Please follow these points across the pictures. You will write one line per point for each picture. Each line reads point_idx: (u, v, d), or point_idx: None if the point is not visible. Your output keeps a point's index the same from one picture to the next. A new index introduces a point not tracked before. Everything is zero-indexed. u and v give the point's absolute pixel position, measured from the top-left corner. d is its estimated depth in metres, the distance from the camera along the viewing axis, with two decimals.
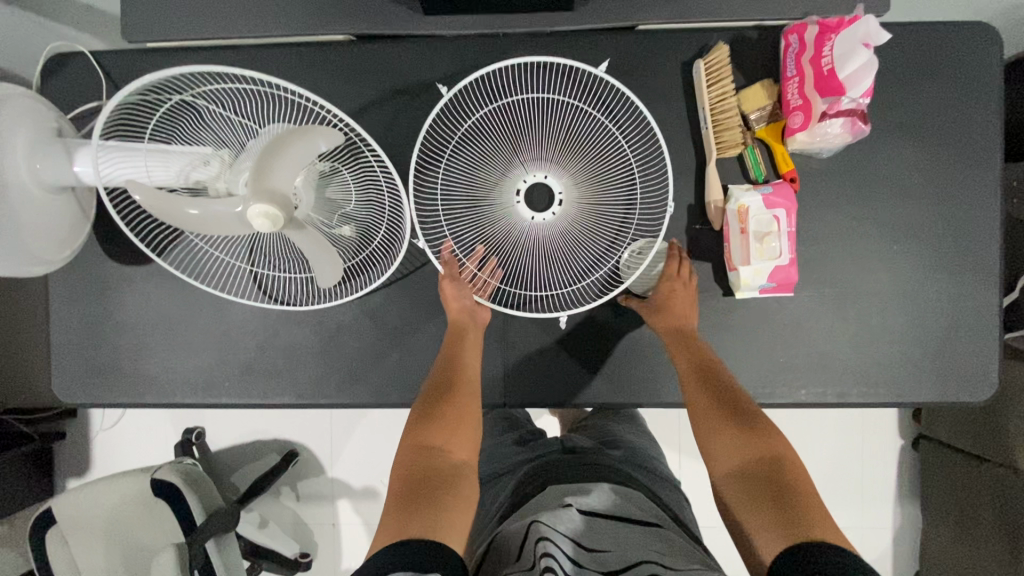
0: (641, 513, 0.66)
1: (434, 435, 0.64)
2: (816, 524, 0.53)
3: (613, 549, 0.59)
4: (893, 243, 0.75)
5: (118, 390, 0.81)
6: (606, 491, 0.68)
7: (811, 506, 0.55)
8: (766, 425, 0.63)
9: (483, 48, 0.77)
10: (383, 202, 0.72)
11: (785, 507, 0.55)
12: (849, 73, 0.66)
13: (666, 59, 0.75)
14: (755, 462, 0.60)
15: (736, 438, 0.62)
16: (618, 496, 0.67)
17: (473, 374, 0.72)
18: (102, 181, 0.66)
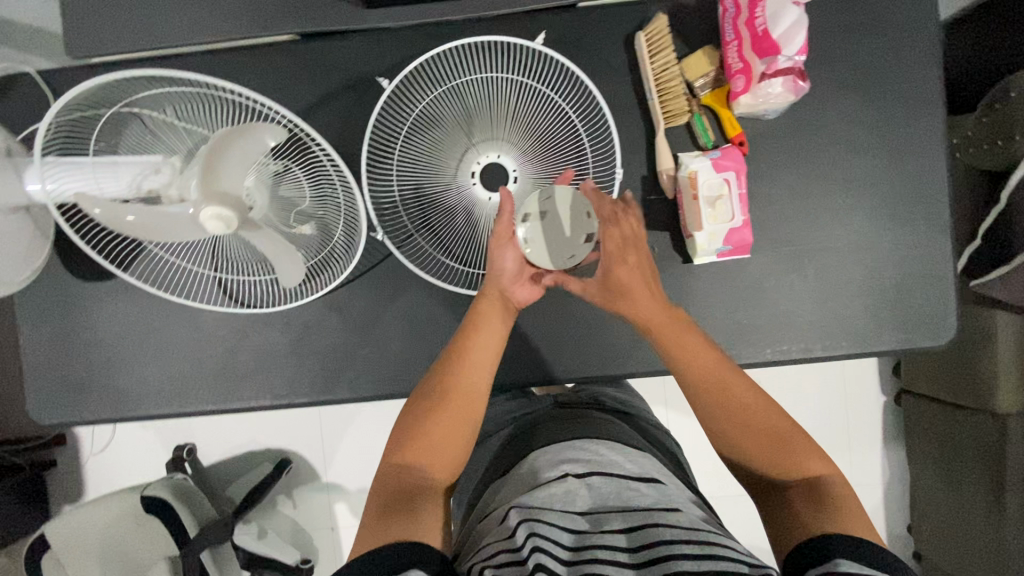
0: (627, 468, 0.68)
1: (423, 439, 0.70)
2: (848, 521, 0.57)
3: (615, 509, 0.62)
4: (846, 197, 0.77)
5: (93, 408, 0.81)
6: (591, 448, 0.71)
7: (842, 504, 0.59)
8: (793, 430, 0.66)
9: (428, 37, 0.78)
10: (339, 200, 0.72)
11: (819, 508, 0.59)
12: (782, 31, 0.68)
13: (608, 34, 0.76)
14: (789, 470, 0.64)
15: (767, 451, 0.65)
16: (603, 453, 0.70)
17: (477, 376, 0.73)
18: (53, 198, 0.66)
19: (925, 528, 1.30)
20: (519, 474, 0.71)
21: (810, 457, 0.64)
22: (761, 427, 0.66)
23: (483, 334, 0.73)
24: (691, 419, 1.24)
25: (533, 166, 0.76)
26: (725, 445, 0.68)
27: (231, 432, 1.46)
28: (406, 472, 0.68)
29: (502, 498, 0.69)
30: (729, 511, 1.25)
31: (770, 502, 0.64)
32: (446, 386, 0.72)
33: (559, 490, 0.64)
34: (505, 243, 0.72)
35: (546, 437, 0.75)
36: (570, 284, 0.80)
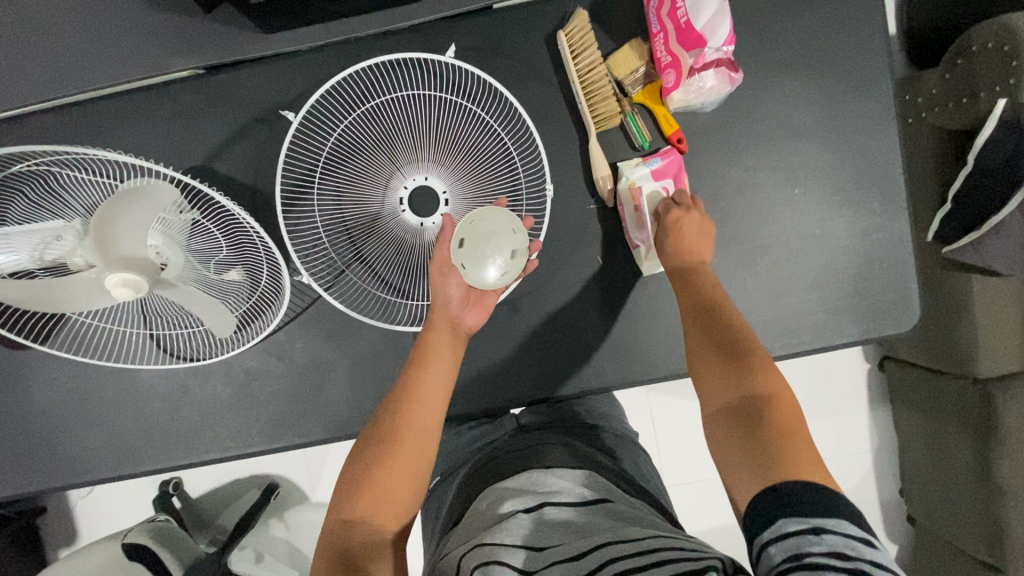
0: (580, 493, 0.62)
1: (373, 489, 0.60)
2: (797, 464, 0.50)
3: (561, 542, 0.55)
4: (794, 187, 0.73)
5: (40, 477, 0.79)
6: (542, 477, 0.65)
7: (793, 441, 0.52)
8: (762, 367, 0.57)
9: (337, 57, 0.73)
10: (257, 246, 0.68)
11: (766, 443, 0.52)
12: (705, 23, 0.63)
13: (527, 36, 0.71)
14: (745, 400, 0.55)
15: (724, 372, 0.58)
16: (552, 480, 0.64)
17: (435, 399, 0.66)
18: None
19: (915, 494, 1.29)
20: (483, 508, 0.63)
21: (770, 381, 0.56)
22: (728, 346, 0.59)
23: (436, 363, 0.67)
24: (670, 409, 1.22)
25: (461, 184, 0.71)
26: (695, 361, 0.61)
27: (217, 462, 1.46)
28: (350, 534, 0.58)
29: (453, 541, 0.61)
30: (717, 498, 1.23)
31: (715, 425, 0.56)
32: (398, 423, 0.63)
33: (516, 523, 0.58)
34: (448, 272, 0.67)
35: (501, 470, 0.69)
36: (516, 303, 0.77)
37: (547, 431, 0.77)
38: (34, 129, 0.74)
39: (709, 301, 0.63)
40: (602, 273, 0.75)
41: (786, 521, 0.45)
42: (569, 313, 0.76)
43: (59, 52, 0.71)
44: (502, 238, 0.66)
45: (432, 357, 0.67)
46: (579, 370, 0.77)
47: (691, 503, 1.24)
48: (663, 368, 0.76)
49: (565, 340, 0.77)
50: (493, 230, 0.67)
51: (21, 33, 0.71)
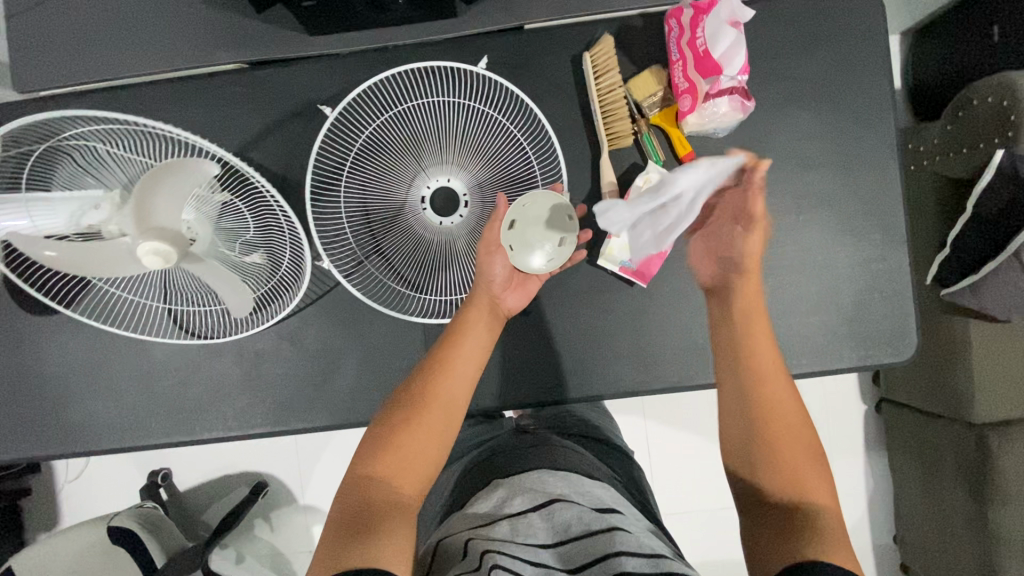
0: (593, 496, 0.63)
1: (398, 447, 0.62)
2: (838, 553, 0.50)
3: (580, 540, 0.56)
4: (799, 213, 0.76)
5: (42, 443, 0.80)
6: (554, 477, 0.66)
7: (832, 535, 0.53)
8: (801, 455, 0.60)
9: (373, 62, 0.77)
10: (283, 229, 0.72)
11: (808, 533, 0.53)
12: (722, 52, 0.67)
13: (554, 56, 0.76)
14: (787, 488, 0.58)
15: (768, 454, 0.60)
16: (565, 481, 0.66)
17: (468, 373, 0.68)
18: None
19: (908, 540, 1.27)
20: (494, 499, 0.65)
21: (815, 485, 0.58)
22: (774, 430, 0.61)
23: (471, 341, 0.69)
24: (667, 433, 1.22)
25: (482, 186, 0.75)
26: (733, 431, 0.63)
27: (208, 456, 1.45)
28: (373, 487, 0.60)
29: (457, 524, 0.64)
30: (709, 528, 1.22)
31: (754, 509, 0.59)
32: (428, 390, 0.66)
33: (526, 519, 0.60)
34: (495, 251, 0.70)
35: (508, 467, 0.71)
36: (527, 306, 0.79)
37: (547, 435, 0.79)
38: (84, 107, 0.79)
39: (762, 373, 0.63)
40: (611, 282, 0.78)
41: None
42: (576, 318, 0.78)
43: (117, 37, 0.76)
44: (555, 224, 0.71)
45: (469, 332, 0.69)
46: (581, 376, 0.79)
47: (682, 531, 1.22)
48: (665, 380, 0.78)
49: (571, 345, 0.78)
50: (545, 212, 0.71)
51: (84, 17, 0.76)
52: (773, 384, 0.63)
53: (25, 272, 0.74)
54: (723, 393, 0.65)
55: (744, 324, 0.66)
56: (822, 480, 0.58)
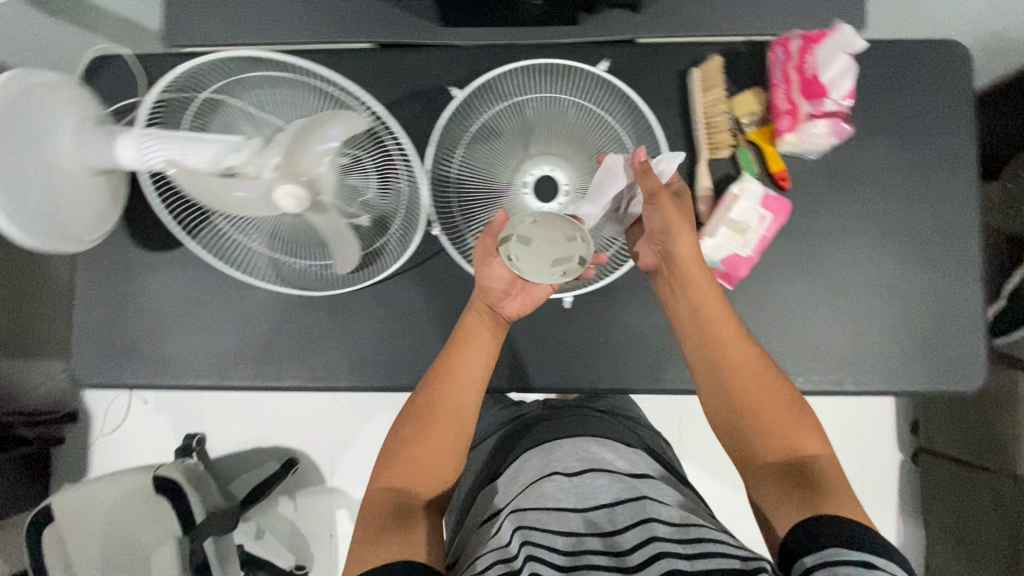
0: (617, 466, 0.69)
1: (413, 456, 0.68)
2: (842, 502, 0.58)
3: (603, 509, 0.63)
4: (880, 238, 0.80)
5: (134, 371, 0.83)
6: (575, 450, 0.72)
7: (832, 486, 0.60)
8: (787, 411, 0.65)
9: (493, 56, 0.83)
10: (401, 195, 0.77)
11: (811, 491, 0.60)
12: (829, 78, 0.72)
13: (664, 67, 0.82)
14: (783, 450, 0.64)
15: (758, 424, 0.66)
16: (584, 452, 0.72)
17: (467, 381, 0.71)
18: (144, 161, 0.68)
19: None
20: (531, 470, 0.72)
21: (803, 438, 0.65)
22: (751, 404, 0.66)
23: (469, 357, 0.71)
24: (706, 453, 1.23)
25: (584, 180, 0.81)
26: (720, 411, 0.68)
27: (240, 425, 1.44)
28: (397, 490, 0.66)
29: (500, 501, 0.71)
30: None
31: (758, 472, 0.65)
32: (436, 402, 0.69)
33: (551, 491, 0.65)
34: (491, 259, 0.70)
35: (539, 442, 0.77)
36: (611, 297, 0.83)
37: (582, 412, 0.84)
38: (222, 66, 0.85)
39: (733, 345, 0.68)
40: None
41: (828, 547, 0.52)
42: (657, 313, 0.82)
43: (267, 9, 0.84)
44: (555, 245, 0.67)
45: (467, 342, 0.72)
46: (657, 371, 0.82)
47: None
48: None
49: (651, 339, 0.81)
50: (547, 234, 0.67)
51: None
52: (740, 357, 0.67)
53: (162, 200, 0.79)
54: (702, 381, 0.70)
55: (694, 296, 0.69)
56: (812, 428, 0.65)
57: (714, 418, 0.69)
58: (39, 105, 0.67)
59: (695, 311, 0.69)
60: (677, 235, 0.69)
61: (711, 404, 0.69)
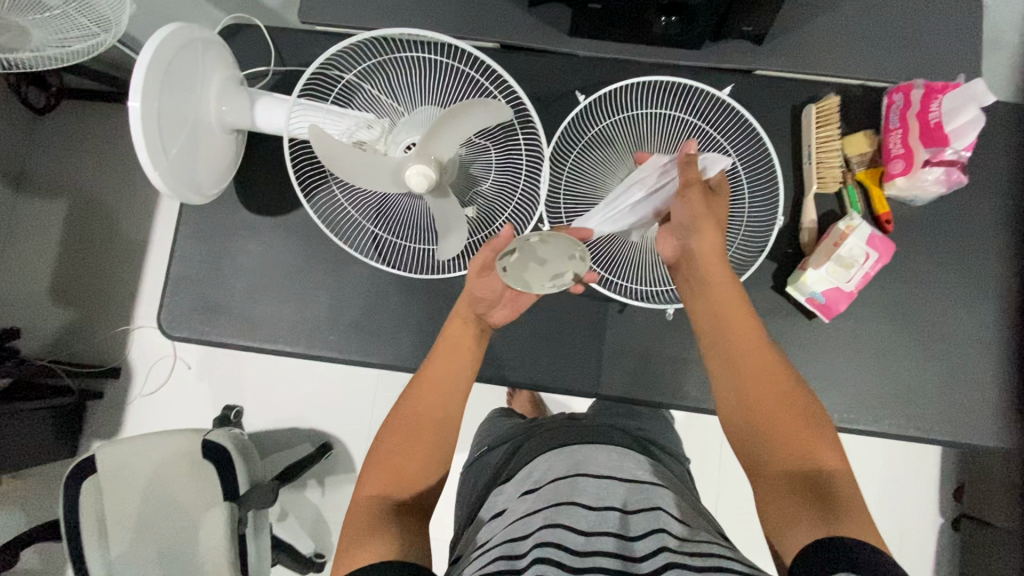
0: (632, 473, 0.58)
1: (394, 463, 0.60)
2: (859, 528, 0.49)
3: (616, 511, 0.53)
4: (979, 291, 0.80)
5: (221, 330, 0.83)
6: (602, 452, 0.60)
7: (849, 507, 0.51)
8: (802, 419, 0.57)
9: (614, 69, 0.86)
10: (516, 188, 0.79)
11: (822, 509, 0.51)
12: (955, 127, 0.75)
13: (778, 102, 0.84)
14: (799, 459, 0.55)
15: (772, 430, 0.57)
16: (601, 458, 0.59)
17: (454, 379, 0.66)
18: (290, 129, 0.74)
19: None
20: (546, 464, 0.60)
21: (819, 450, 0.55)
22: (761, 408, 0.59)
23: (460, 367, 0.67)
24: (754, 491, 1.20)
25: None
26: (731, 414, 0.61)
27: (276, 403, 1.40)
28: (381, 496, 0.58)
29: (503, 500, 0.59)
30: None
31: (770, 482, 0.55)
32: (423, 413, 0.63)
33: (555, 486, 0.55)
34: (488, 273, 0.67)
35: (552, 437, 0.65)
36: None
37: (606, 425, 0.69)
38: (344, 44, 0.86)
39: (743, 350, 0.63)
40: (792, 314, 0.81)
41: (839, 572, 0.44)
42: None
43: None
44: (561, 260, 0.67)
45: (454, 342, 0.68)
46: None
47: None
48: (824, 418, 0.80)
49: None
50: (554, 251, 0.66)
51: None
52: (749, 360, 0.61)
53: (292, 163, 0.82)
54: (715, 384, 0.64)
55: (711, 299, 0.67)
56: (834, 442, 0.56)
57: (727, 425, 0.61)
58: (195, 60, 0.68)
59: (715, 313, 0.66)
60: (700, 230, 0.67)
61: (726, 409, 0.62)
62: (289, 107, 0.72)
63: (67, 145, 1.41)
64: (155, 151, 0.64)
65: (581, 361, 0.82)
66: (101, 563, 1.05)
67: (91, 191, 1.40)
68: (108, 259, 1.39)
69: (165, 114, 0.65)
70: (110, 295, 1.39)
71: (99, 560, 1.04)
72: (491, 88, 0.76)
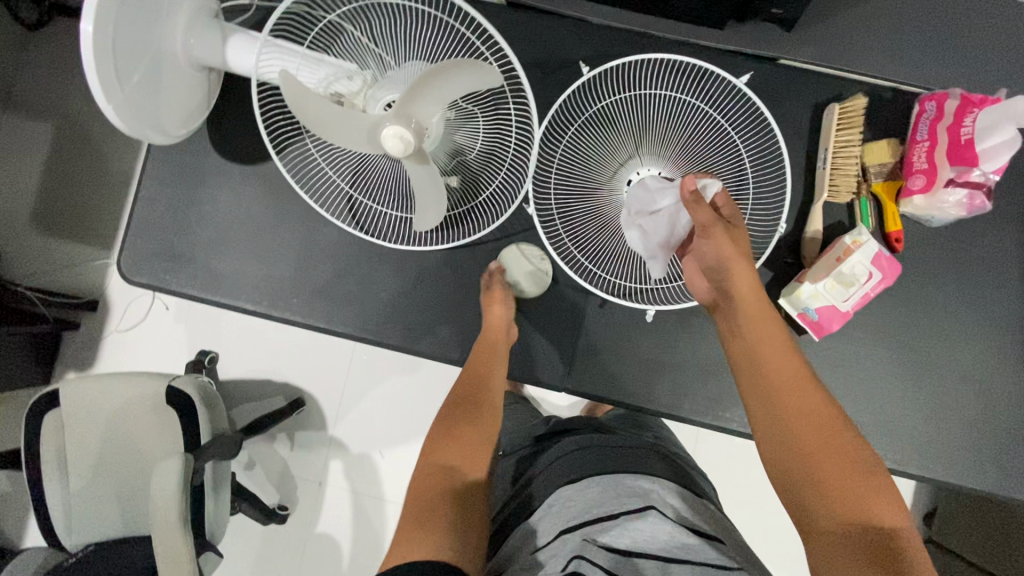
0: (677, 513, 0.52)
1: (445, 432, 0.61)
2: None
3: (659, 556, 0.47)
4: (984, 325, 0.75)
5: (184, 279, 0.79)
6: (638, 483, 0.54)
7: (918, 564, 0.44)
8: (858, 461, 0.50)
9: (628, 42, 0.78)
10: (503, 163, 0.73)
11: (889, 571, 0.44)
12: (987, 146, 0.67)
13: (802, 97, 0.77)
14: (856, 510, 0.48)
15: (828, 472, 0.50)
16: (638, 489, 0.54)
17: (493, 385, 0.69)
18: (258, 72, 0.68)
19: None
20: (580, 495, 0.54)
21: (874, 500, 0.48)
22: (813, 447, 0.52)
23: (499, 362, 0.72)
24: None
25: None
26: (776, 450, 0.54)
27: (253, 353, 1.37)
28: (435, 462, 0.57)
29: (541, 530, 0.53)
30: None
31: (820, 534, 0.48)
32: (473, 394, 0.68)
33: (595, 526, 0.50)
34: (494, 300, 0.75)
35: (580, 458, 0.59)
36: (689, 321, 0.77)
37: (650, 449, 0.61)
38: None
39: (795, 386, 0.56)
40: None
41: None
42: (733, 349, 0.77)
43: None
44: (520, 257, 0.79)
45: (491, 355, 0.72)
46: (718, 408, 0.77)
47: None
48: None
49: (719, 372, 0.77)
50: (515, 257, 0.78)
51: None
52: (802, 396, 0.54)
53: (262, 109, 0.77)
54: (757, 421, 0.57)
55: (755, 334, 0.60)
56: (890, 490, 0.49)
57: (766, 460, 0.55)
58: None
59: (758, 346, 0.59)
60: (733, 269, 0.61)
61: (768, 444, 0.55)
62: (259, 47, 0.65)
63: (54, 63, 1.34)
64: (110, 86, 0.58)
65: (554, 352, 0.78)
66: (60, 497, 1.04)
67: (78, 114, 1.34)
68: (94, 190, 1.35)
69: (122, 43, 0.59)
70: (93, 226, 1.35)
71: (59, 493, 1.04)
72: (484, 48, 0.69)
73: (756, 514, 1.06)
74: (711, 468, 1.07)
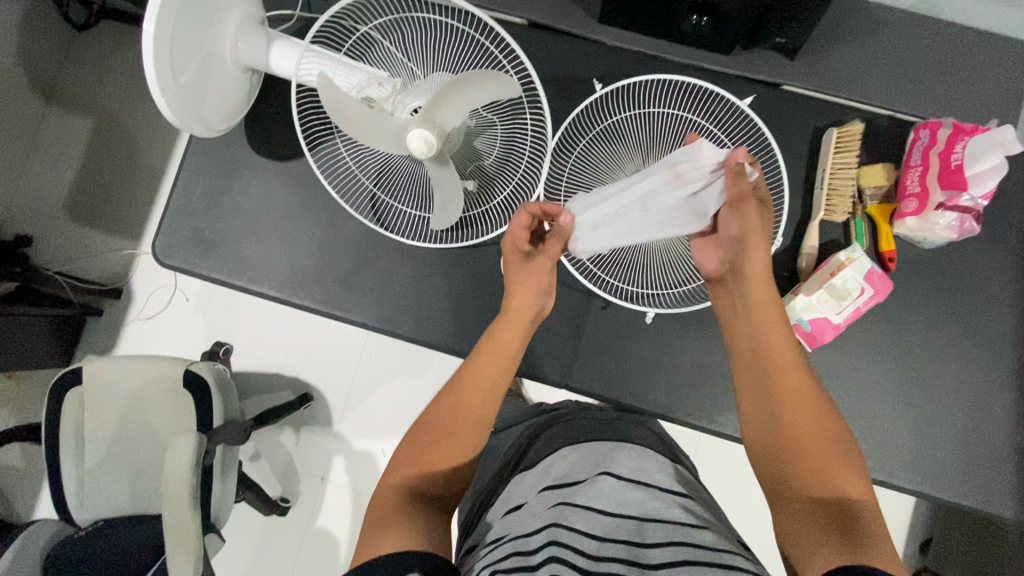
0: (652, 480, 0.54)
1: (422, 455, 0.59)
2: (882, 557, 0.48)
3: (635, 517, 0.49)
4: (973, 345, 0.78)
5: (213, 264, 0.85)
6: (626, 454, 0.57)
7: (874, 534, 0.50)
8: (835, 442, 0.56)
9: (639, 63, 0.84)
10: (517, 170, 0.78)
11: (840, 532, 0.50)
12: (975, 172, 0.71)
13: (802, 121, 0.82)
14: (827, 483, 0.54)
15: (806, 448, 0.56)
16: (623, 457, 0.57)
17: (491, 385, 0.64)
18: (298, 74, 0.74)
19: None
20: (565, 462, 0.59)
21: (844, 477, 0.54)
22: (795, 426, 0.58)
23: (505, 359, 0.66)
24: None
25: None
26: (762, 430, 0.60)
27: (265, 347, 1.41)
28: (410, 476, 0.58)
29: (519, 493, 0.57)
30: None
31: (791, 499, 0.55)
32: (463, 402, 0.63)
33: (574, 489, 0.53)
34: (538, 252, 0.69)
35: (578, 431, 0.64)
36: (687, 326, 0.81)
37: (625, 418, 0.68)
38: None
39: (783, 365, 0.61)
40: None
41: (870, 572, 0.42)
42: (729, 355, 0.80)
43: None
44: None
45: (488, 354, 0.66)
46: (713, 411, 0.80)
47: None
48: None
49: (715, 377, 0.80)
50: None
51: None
52: (788, 380, 0.60)
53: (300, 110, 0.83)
54: (745, 402, 0.63)
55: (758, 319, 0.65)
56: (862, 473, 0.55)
57: (754, 436, 0.61)
58: None
59: (758, 331, 0.64)
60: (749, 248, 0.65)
61: (756, 421, 0.61)
62: (300, 53, 0.72)
63: (101, 65, 1.43)
64: (164, 80, 0.64)
65: (557, 351, 0.81)
66: (74, 472, 1.08)
67: (118, 113, 1.42)
68: (127, 184, 1.42)
69: (178, 42, 0.65)
70: (123, 219, 1.42)
71: (74, 469, 1.08)
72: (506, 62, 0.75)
73: (750, 528, 1.08)
74: (706, 478, 1.09)
